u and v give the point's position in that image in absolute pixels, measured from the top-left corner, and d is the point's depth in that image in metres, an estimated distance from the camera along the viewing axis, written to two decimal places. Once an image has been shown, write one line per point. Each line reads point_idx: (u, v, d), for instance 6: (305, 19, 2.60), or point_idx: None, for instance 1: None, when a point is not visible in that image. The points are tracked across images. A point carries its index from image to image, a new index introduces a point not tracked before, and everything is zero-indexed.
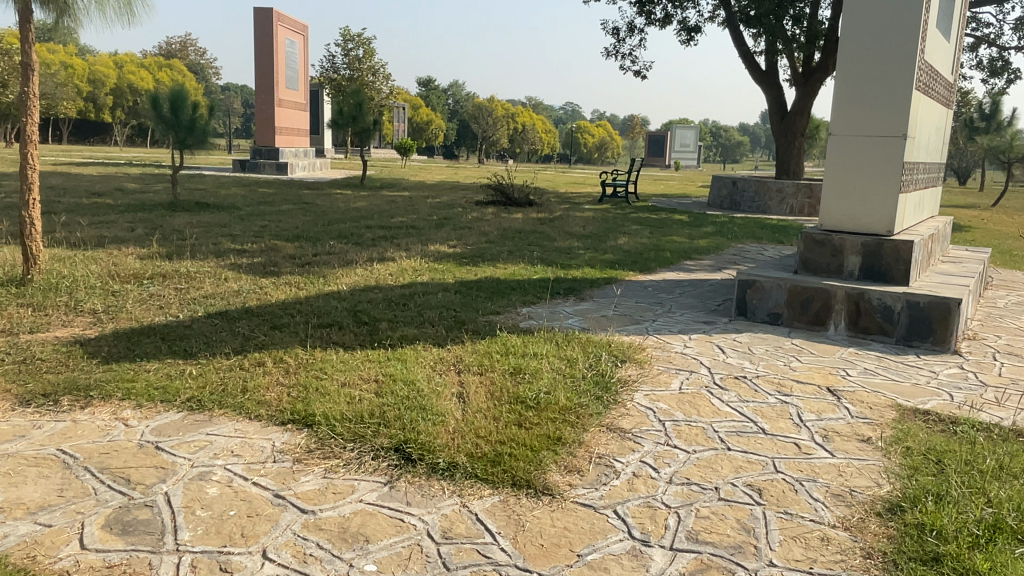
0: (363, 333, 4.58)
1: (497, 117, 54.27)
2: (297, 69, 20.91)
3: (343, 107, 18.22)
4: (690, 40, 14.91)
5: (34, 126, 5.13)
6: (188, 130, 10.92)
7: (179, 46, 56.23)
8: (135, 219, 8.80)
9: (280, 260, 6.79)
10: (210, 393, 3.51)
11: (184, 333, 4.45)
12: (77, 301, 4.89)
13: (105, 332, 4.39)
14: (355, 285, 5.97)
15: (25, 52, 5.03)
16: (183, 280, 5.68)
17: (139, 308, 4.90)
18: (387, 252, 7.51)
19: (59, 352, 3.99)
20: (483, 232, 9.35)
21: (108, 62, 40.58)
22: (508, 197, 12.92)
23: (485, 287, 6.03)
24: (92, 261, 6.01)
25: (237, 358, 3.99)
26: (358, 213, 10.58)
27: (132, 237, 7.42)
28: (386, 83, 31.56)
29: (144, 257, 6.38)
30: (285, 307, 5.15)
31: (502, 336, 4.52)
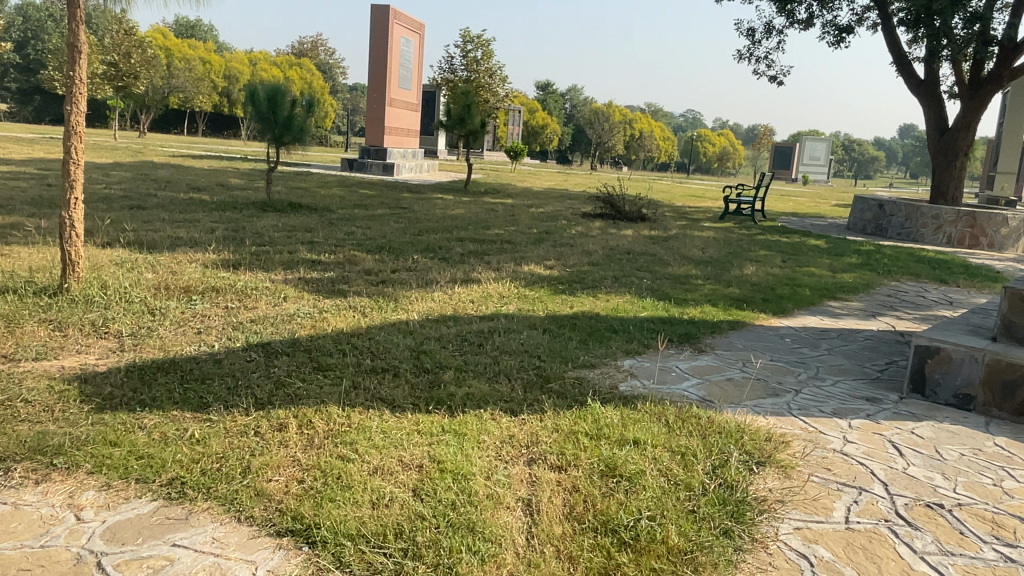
0: (421, 388, 3.66)
1: (615, 123, 52.63)
2: (411, 68, 20.54)
3: (452, 107, 17.61)
4: (839, 41, 13.24)
5: (81, 115, 4.42)
6: (285, 127, 10.51)
7: (310, 46, 57.95)
8: (220, 218, 8.33)
9: (354, 275, 6.03)
10: (202, 473, 2.65)
11: (209, 370, 3.64)
12: (108, 318, 4.17)
13: (119, 363, 3.64)
14: (427, 314, 5.07)
15: (72, 31, 4.36)
16: (237, 296, 4.95)
17: (172, 332, 4.16)
18: (474, 272, 6.61)
19: (51, 390, 3.23)
20: (587, 251, 8.33)
21: (243, 59, 42.13)
22: (618, 210, 11.83)
23: (580, 326, 5.01)
24: (149, 266, 5.41)
25: (255, 418, 3.14)
26: (453, 222, 9.81)
27: (206, 239, 6.88)
28: (504, 85, 30.83)
29: (207, 265, 5.75)
30: (339, 341, 4.30)
31: (591, 406, 3.49)
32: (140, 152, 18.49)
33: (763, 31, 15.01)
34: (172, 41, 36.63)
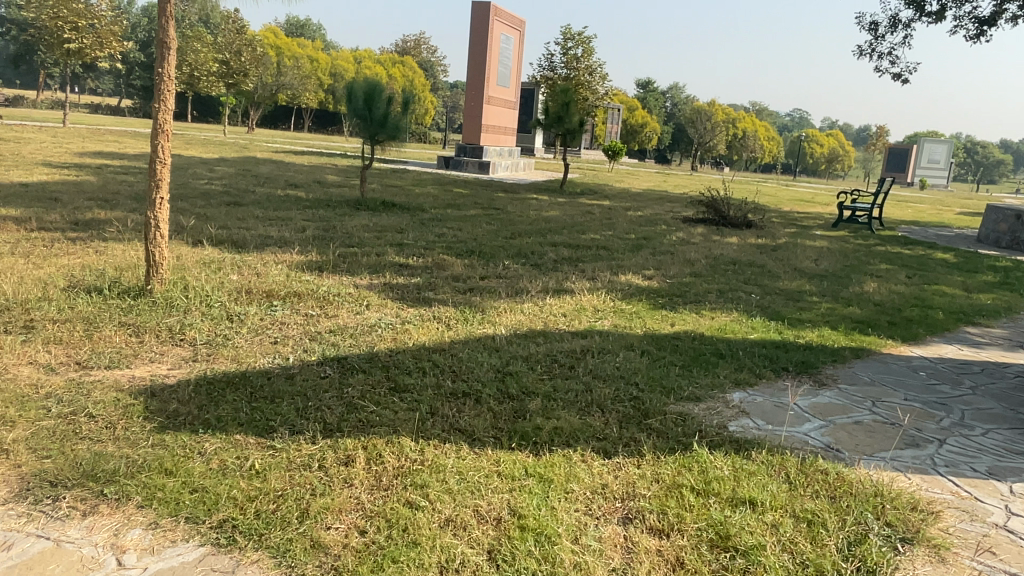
0: (504, 419, 3.30)
1: (717, 121, 50.70)
2: (510, 66, 20.31)
3: (550, 105, 17.22)
4: (977, 35, 12.04)
5: (169, 114, 4.29)
6: (381, 125, 10.40)
7: (414, 44, 58.84)
8: (313, 217, 8.27)
9: (441, 282, 5.75)
10: (256, 516, 2.37)
11: (280, 387, 3.39)
12: (185, 324, 4.00)
13: (190, 376, 3.44)
14: (515, 328, 4.71)
15: (162, 27, 4.24)
16: (319, 302, 4.73)
17: (248, 342, 3.94)
18: (567, 281, 6.20)
19: (116, 404, 3.03)
20: (689, 260, 7.78)
21: (348, 58, 43.16)
22: (722, 216, 11.15)
23: (682, 349, 4.52)
24: (236, 268, 5.29)
25: (321, 448, 2.85)
26: (547, 225, 9.43)
27: (296, 239, 6.78)
28: (603, 83, 30.16)
29: (293, 267, 5.60)
30: (419, 357, 3.99)
31: (697, 452, 3.03)
32: (247, 147, 19.10)
33: (889, 26, 13.88)
34: (283, 39, 37.88)
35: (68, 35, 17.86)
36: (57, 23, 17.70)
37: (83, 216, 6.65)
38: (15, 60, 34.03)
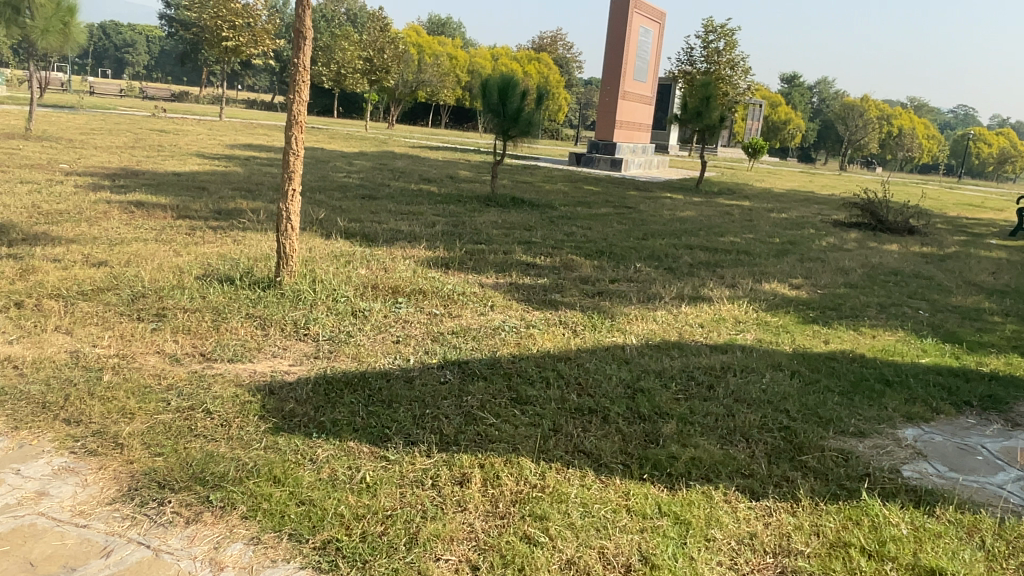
0: (637, 443, 2.93)
1: (871, 118, 47.09)
2: (648, 59, 19.66)
3: (690, 101, 16.47)
4: None
5: (303, 105, 4.25)
6: (514, 120, 10.25)
7: (550, 40, 58.88)
8: (443, 212, 8.22)
9: (569, 283, 5.45)
10: (362, 539, 2.16)
11: (398, 390, 3.19)
12: (310, 318, 3.92)
13: (310, 373, 3.32)
14: (648, 339, 4.32)
15: (299, 16, 4.19)
16: (443, 301, 4.55)
17: (370, 340, 3.80)
18: (704, 288, 5.73)
19: (235, 401, 2.94)
20: (842, 269, 7.05)
21: (485, 55, 43.71)
22: (879, 220, 10.15)
23: (840, 372, 3.97)
24: (364, 262, 5.24)
25: (435, 462, 2.61)
26: (683, 226, 8.91)
27: (425, 234, 6.71)
28: (746, 78, 28.69)
29: (419, 263, 5.48)
30: (543, 365, 3.69)
31: (867, 504, 2.56)
32: (385, 142, 19.67)
33: None
34: (423, 37, 38.96)
35: (227, 34, 19.08)
36: (218, 23, 18.95)
37: (226, 205, 6.89)
38: (184, 59, 37.03)
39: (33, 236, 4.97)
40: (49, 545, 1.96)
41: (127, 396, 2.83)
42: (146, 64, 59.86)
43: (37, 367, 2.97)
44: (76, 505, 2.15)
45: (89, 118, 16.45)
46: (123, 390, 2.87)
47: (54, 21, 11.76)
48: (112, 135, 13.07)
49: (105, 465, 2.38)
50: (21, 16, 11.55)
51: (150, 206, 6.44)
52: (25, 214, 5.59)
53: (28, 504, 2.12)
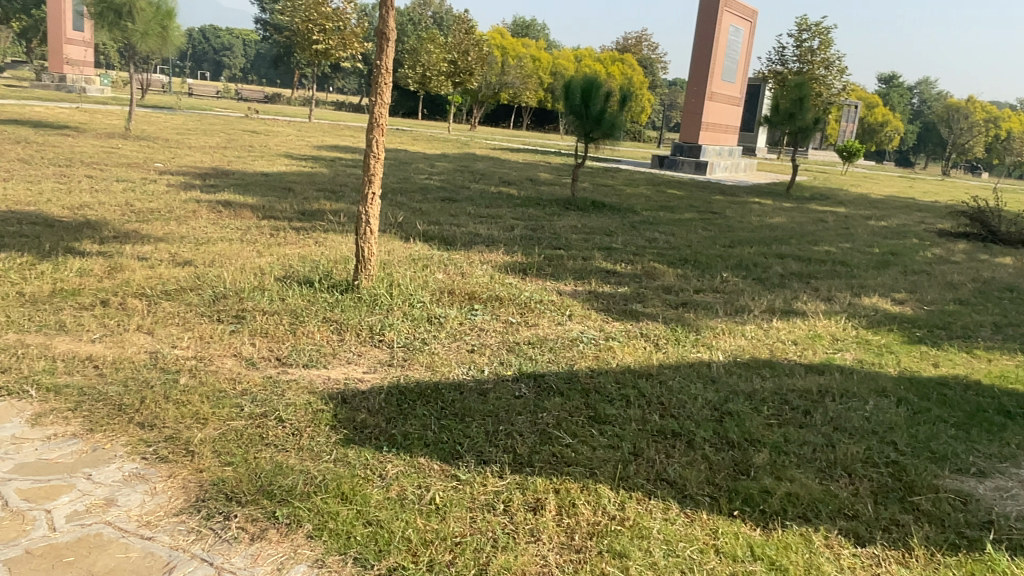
0: (726, 474, 2.70)
1: (977, 120, 44.32)
2: (738, 60, 19.02)
3: (781, 102, 15.81)
4: None
5: (385, 107, 4.19)
6: (596, 122, 10.04)
7: (635, 41, 58.11)
8: (522, 215, 8.10)
9: (652, 293, 5.21)
10: (429, 568, 2.03)
11: (472, 403, 3.05)
12: (385, 324, 3.85)
13: (384, 382, 3.22)
14: (736, 356, 4.05)
15: (382, 18, 4.13)
16: (521, 309, 4.41)
17: (445, 348, 3.68)
18: (797, 301, 5.38)
19: (307, 409, 2.86)
20: (950, 283, 6.53)
21: (569, 56, 43.46)
22: (990, 231, 9.41)
23: (953, 401, 3.61)
24: (441, 266, 5.16)
25: (508, 485, 2.46)
26: (772, 233, 8.49)
27: (503, 238, 6.60)
28: (842, 78, 27.44)
29: (497, 268, 5.37)
30: (624, 381, 3.48)
31: (992, 559, 2.26)
32: (467, 144, 19.76)
33: None
34: (508, 39, 39.08)
35: (317, 37, 19.57)
36: (309, 27, 19.46)
37: (309, 206, 6.96)
38: (277, 62, 38.34)
39: (125, 233, 5.12)
40: (113, 557, 1.91)
41: (202, 401, 2.80)
42: (243, 67, 62.42)
43: (117, 368, 2.99)
44: (143, 517, 2.10)
45: (187, 119, 17.16)
46: (198, 394, 2.84)
47: (153, 25, 12.29)
48: (207, 135, 13.56)
49: (174, 473, 2.33)
50: (122, 20, 12.12)
51: (237, 206, 6.57)
52: (119, 212, 5.77)
53: (97, 511, 2.09)
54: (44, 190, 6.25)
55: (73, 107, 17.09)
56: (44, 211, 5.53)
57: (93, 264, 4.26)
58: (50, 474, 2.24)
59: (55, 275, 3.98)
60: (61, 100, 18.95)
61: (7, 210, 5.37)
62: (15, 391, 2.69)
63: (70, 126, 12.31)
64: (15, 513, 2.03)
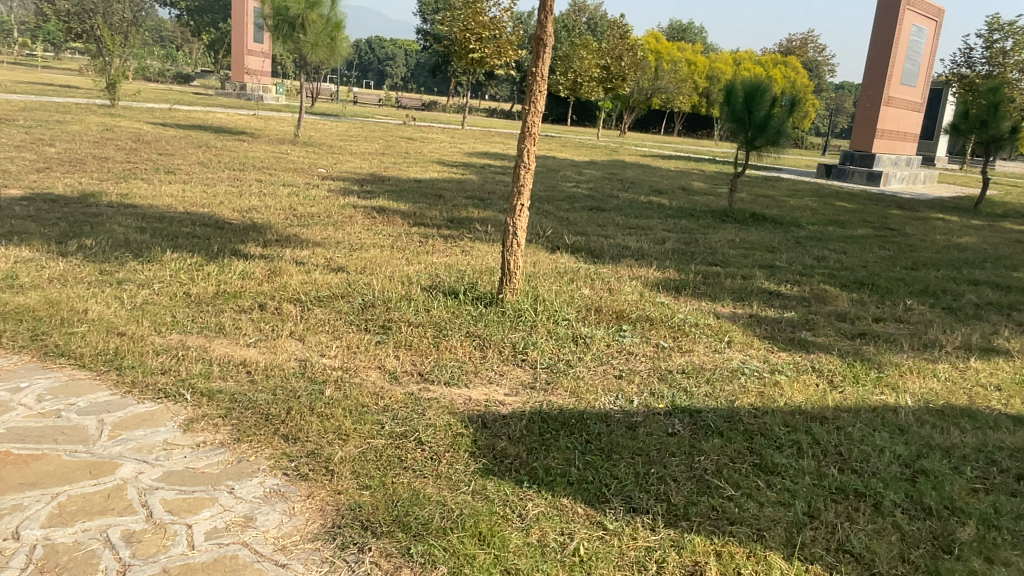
0: (925, 551, 2.27)
1: None
2: (920, 61, 17.40)
3: (972, 108, 14.24)
4: None
5: (538, 116, 4.01)
6: (760, 129, 9.42)
7: (798, 44, 55.17)
8: (675, 227, 7.71)
9: (821, 320, 4.70)
10: None
11: (621, 438, 2.78)
12: (529, 342, 3.65)
13: (526, 405, 3.02)
14: (928, 401, 3.51)
15: (541, 22, 3.96)
16: (674, 333, 4.08)
17: (592, 372, 3.44)
18: (999, 337, 4.66)
19: (447, 431, 2.70)
20: None
21: (727, 60, 41.85)
22: None
23: None
24: (589, 281, 4.92)
25: (663, 544, 2.17)
26: (962, 255, 7.55)
27: (655, 252, 6.27)
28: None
29: (648, 285, 5.06)
30: (794, 425, 3.08)
31: None
32: (618, 151, 19.41)
33: None
34: (663, 44, 38.28)
35: (474, 46, 19.99)
36: (467, 36, 19.91)
37: (458, 213, 6.97)
38: (435, 71, 39.71)
39: (286, 237, 5.30)
40: None
41: (341, 416, 2.72)
42: (403, 75, 65.43)
43: (267, 375, 2.99)
44: (275, 543, 2.01)
45: (350, 126, 18.07)
46: (338, 409, 2.76)
47: (322, 36, 12.99)
48: (367, 142, 14.16)
49: (309, 496, 2.24)
50: (295, 32, 12.89)
51: (390, 212, 6.69)
52: (282, 216, 6.02)
53: (235, 530, 2.04)
54: (219, 192, 6.66)
55: (252, 114, 18.47)
56: (217, 213, 5.87)
57: (254, 267, 4.41)
58: (189, 488, 2.21)
59: (220, 277, 4.13)
60: (240, 108, 20.54)
61: (184, 211, 5.73)
62: (172, 394, 2.75)
63: (247, 132, 13.25)
64: (154, 528, 1.99)
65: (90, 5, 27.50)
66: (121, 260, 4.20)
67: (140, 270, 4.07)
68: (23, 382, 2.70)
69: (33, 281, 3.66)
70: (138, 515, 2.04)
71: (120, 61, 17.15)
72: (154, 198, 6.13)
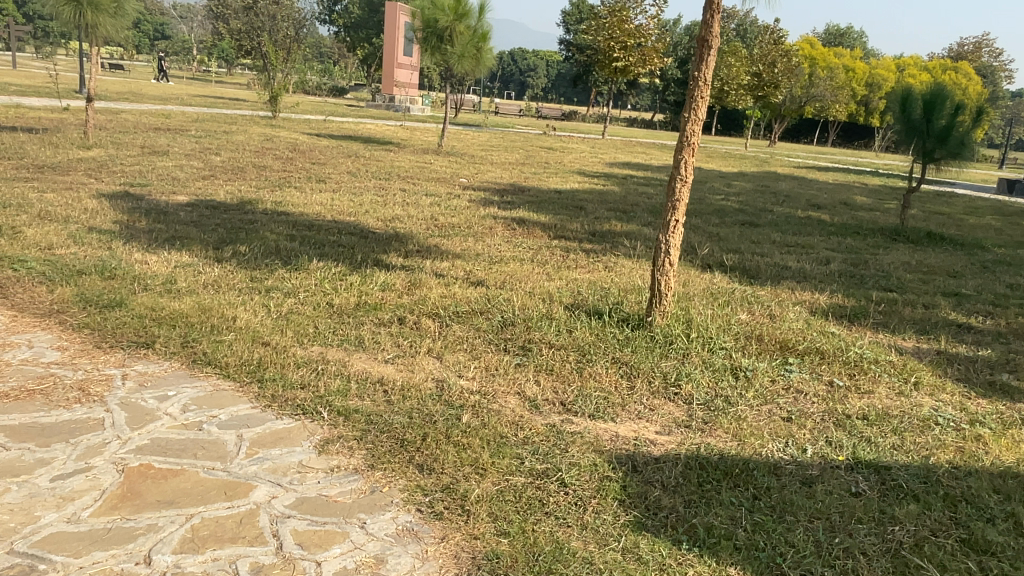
0: None
1: None
2: None
3: None
4: None
5: (698, 124, 3.67)
6: (939, 140, 8.47)
7: (972, 47, 50.54)
8: (838, 246, 7.05)
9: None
10: None
11: (794, 496, 2.40)
12: (682, 373, 3.32)
13: (681, 447, 2.69)
14: None
15: (705, 23, 3.61)
16: (848, 370, 3.60)
17: (755, 413, 3.05)
18: None
19: (593, 473, 2.43)
20: None
21: (890, 65, 38.87)
22: None
23: None
24: (746, 305, 4.50)
25: None
26: None
27: (818, 273, 5.71)
28: None
29: (813, 311, 4.56)
30: (1009, 493, 2.57)
31: None
32: (767, 162, 18.41)
33: None
34: (818, 50, 36.22)
35: (618, 55, 19.66)
36: (611, 44, 19.62)
37: (601, 226, 6.70)
38: (576, 80, 39.64)
39: (427, 248, 5.25)
40: None
41: (480, 447, 2.52)
42: (544, 86, 66.00)
43: (404, 396, 2.85)
44: None
45: (491, 136, 18.27)
46: (476, 439, 2.57)
47: (468, 47, 13.14)
48: (508, 152, 14.19)
49: (444, 539, 2.04)
50: (443, 43, 13.14)
51: (531, 224, 6.52)
52: (424, 226, 6.00)
53: (365, 573, 1.87)
54: (364, 201, 6.76)
55: (399, 125, 19.11)
56: (362, 222, 5.94)
57: (395, 279, 4.35)
58: (320, 520, 2.07)
59: (362, 288, 4.10)
60: (388, 119, 21.30)
61: (332, 219, 5.84)
62: (310, 411, 2.66)
63: (394, 142, 13.65)
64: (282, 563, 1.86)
65: (258, 24, 29.61)
66: (271, 267, 4.27)
67: (287, 279, 4.11)
68: (170, 390, 2.71)
69: (190, 286, 3.76)
70: (269, 546, 1.92)
71: (281, 75, 18.26)
72: (305, 206, 6.30)
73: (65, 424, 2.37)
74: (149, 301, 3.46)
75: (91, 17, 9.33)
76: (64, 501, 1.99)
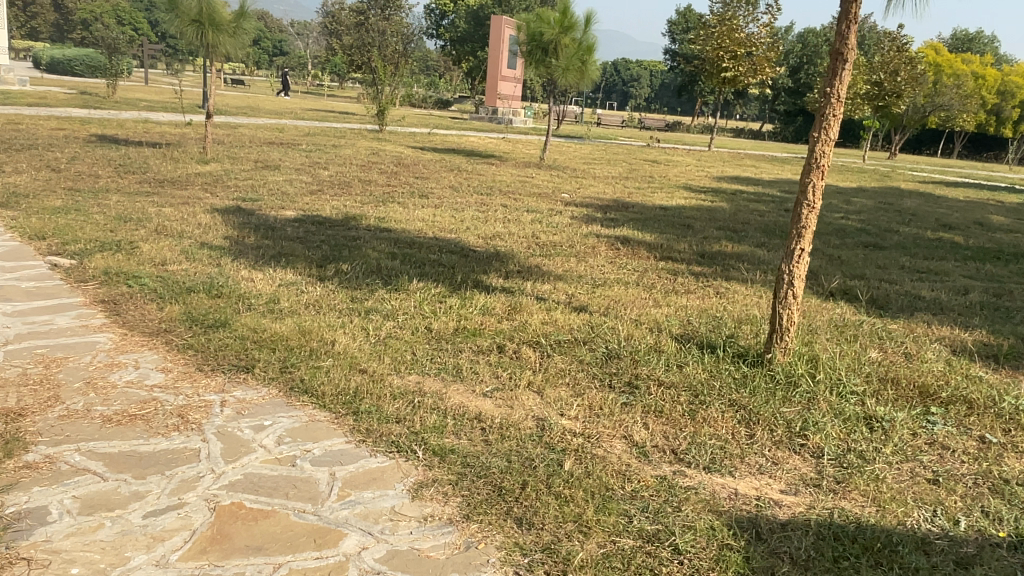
0: None
1: None
2: None
3: None
4: None
5: (829, 145, 3.32)
6: None
7: None
8: (976, 272, 6.40)
9: None
10: None
11: None
12: (808, 421, 2.99)
13: (809, 511, 2.39)
14: None
15: (840, 33, 3.26)
16: (1003, 424, 3.16)
17: (895, 473, 2.70)
18: None
19: (710, 539, 2.18)
20: None
21: None
22: None
23: None
24: (877, 340, 4.09)
25: None
26: None
27: (956, 304, 5.17)
28: None
29: (955, 350, 4.10)
30: None
31: None
32: (888, 175, 17.30)
33: None
34: (945, 56, 33.94)
35: (727, 64, 19.01)
36: (720, 54, 18.99)
37: (710, 247, 6.36)
38: (681, 91, 38.81)
39: (528, 268, 5.09)
40: None
41: (583, 500, 2.31)
42: (647, 96, 65.09)
43: (503, 436, 2.68)
44: None
45: (593, 148, 18.03)
46: (578, 490, 2.36)
47: (574, 60, 12.94)
48: (610, 165, 13.91)
49: None
50: (548, 57, 13.05)
51: (636, 243, 6.27)
52: (525, 244, 5.86)
53: None
54: (466, 217, 6.70)
55: (501, 137, 19.19)
56: (463, 239, 5.86)
57: (496, 302, 4.21)
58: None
59: (461, 312, 3.98)
60: (490, 131, 21.45)
61: (433, 236, 5.79)
62: (405, 450, 2.54)
63: (496, 155, 13.65)
64: None
65: (369, 40, 30.57)
66: (371, 288, 4.22)
67: (387, 300, 4.05)
68: (266, 420, 2.65)
69: (292, 306, 3.75)
70: None
71: (389, 89, 18.69)
72: (408, 222, 6.29)
73: (163, 455, 2.34)
74: (252, 322, 3.45)
75: (213, 36, 9.77)
76: (155, 541, 1.92)
